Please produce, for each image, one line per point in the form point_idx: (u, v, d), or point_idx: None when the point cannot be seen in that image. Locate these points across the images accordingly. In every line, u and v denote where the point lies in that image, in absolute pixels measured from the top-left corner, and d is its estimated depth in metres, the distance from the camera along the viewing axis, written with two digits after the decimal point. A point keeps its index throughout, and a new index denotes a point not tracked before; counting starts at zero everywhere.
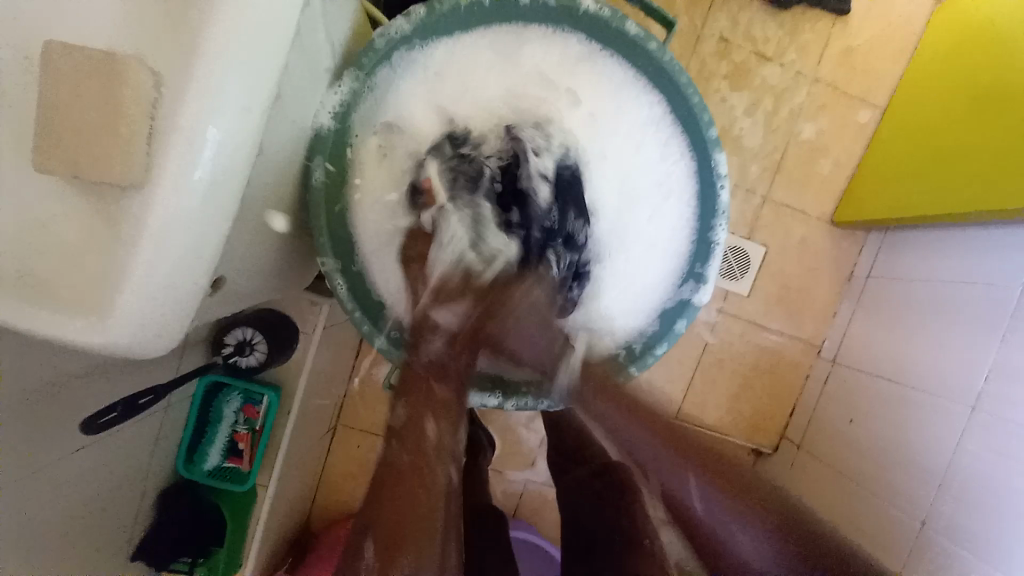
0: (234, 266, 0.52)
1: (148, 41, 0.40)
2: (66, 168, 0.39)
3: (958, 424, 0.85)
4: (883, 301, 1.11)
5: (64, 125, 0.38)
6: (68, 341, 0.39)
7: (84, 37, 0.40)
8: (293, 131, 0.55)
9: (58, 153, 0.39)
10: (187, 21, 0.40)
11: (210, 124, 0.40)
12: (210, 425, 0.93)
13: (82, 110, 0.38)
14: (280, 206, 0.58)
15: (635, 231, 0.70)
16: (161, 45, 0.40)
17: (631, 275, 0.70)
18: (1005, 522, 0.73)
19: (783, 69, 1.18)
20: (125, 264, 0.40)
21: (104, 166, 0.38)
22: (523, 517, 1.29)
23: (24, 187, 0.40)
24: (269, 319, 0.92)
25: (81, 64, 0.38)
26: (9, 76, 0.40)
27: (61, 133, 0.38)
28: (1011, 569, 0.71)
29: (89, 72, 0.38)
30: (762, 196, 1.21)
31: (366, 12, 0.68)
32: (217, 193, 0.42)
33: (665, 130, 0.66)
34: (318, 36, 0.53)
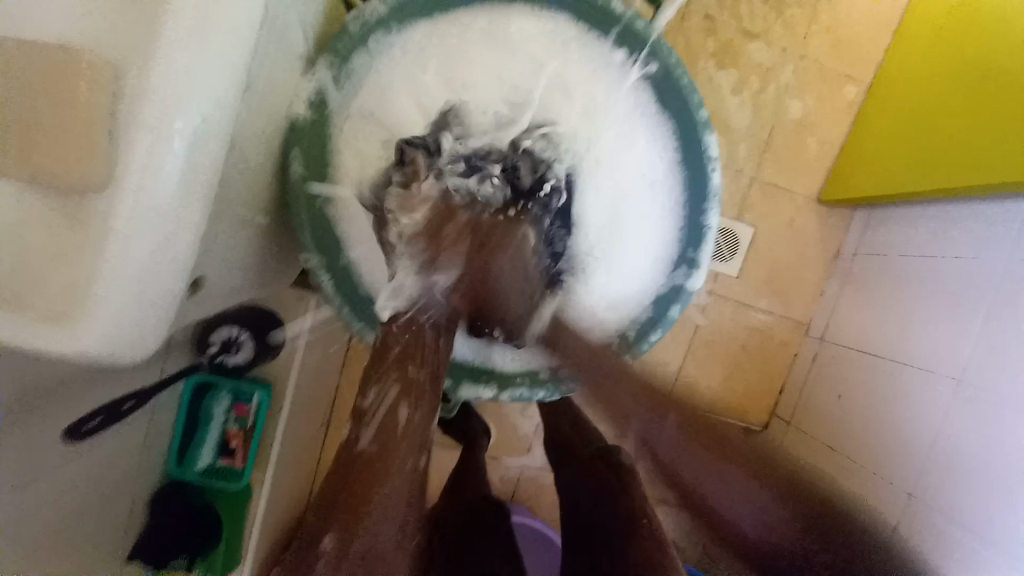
0: (214, 265, 0.50)
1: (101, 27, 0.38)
2: (20, 164, 0.36)
3: (943, 397, 0.86)
4: (870, 277, 1.12)
5: (14, 118, 0.35)
6: (37, 348, 0.37)
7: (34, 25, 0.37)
8: (269, 122, 0.53)
9: (10, 149, 0.36)
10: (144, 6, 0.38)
11: (177, 117, 0.38)
12: (198, 425, 0.90)
13: (35, 102, 0.35)
14: (259, 201, 0.56)
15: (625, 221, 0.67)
16: (117, 31, 0.38)
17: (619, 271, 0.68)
18: (984, 490, 0.75)
19: (770, 46, 1.17)
20: (95, 267, 0.38)
21: (59, 164, 0.36)
22: (520, 502, 1.30)
23: None
24: (254, 316, 0.90)
25: (30, 54, 0.36)
26: None
27: (11, 128, 0.35)
28: (991, 535, 0.73)
29: (40, 62, 0.36)
30: (750, 176, 1.20)
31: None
32: (188, 188, 0.40)
33: (655, 113, 0.64)
34: (291, 21, 0.51)
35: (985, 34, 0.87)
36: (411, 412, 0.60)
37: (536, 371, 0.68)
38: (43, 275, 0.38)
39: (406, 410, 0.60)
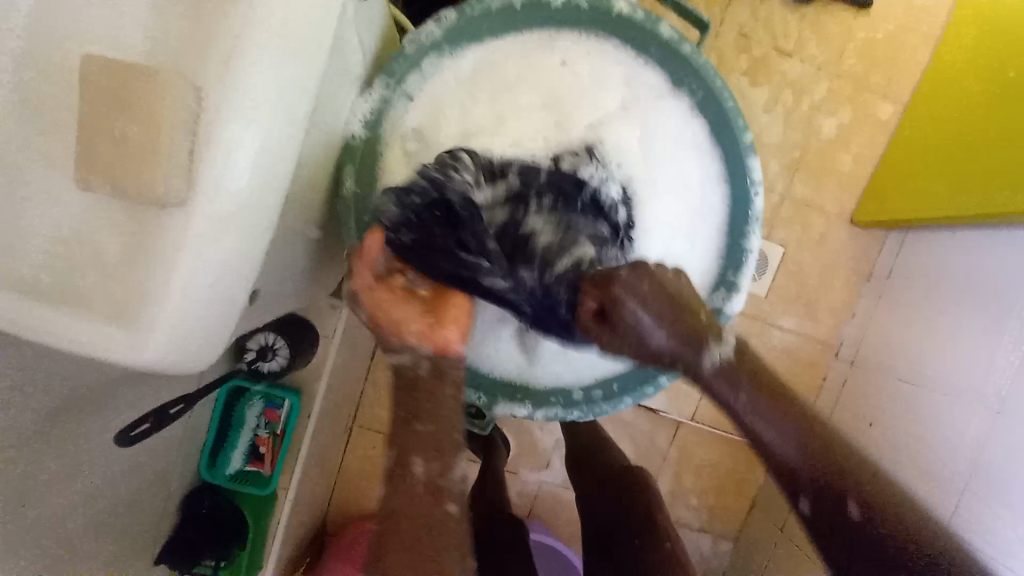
0: (268, 276, 0.51)
1: (184, 50, 0.39)
2: (100, 179, 0.38)
3: (979, 426, 0.83)
4: (903, 300, 1.10)
5: (100, 137, 0.38)
6: (94, 349, 0.39)
7: (120, 48, 0.40)
8: (325, 137, 0.54)
9: (93, 165, 0.38)
10: (220, 26, 0.39)
11: (247, 137, 0.39)
12: (231, 429, 0.93)
13: (120, 121, 0.37)
14: (313, 214, 0.57)
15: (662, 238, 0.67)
16: (194, 56, 0.39)
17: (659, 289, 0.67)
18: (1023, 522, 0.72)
19: (804, 64, 1.16)
20: (160, 277, 0.39)
21: (138, 178, 0.37)
22: (537, 516, 1.28)
23: (53, 194, 0.40)
24: (290, 323, 0.91)
25: (118, 73, 0.38)
26: (37, 80, 0.39)
27: (98, 144, 0.38)
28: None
29: (125, 82, 0.37)
30: (780, 193, 1.19)
31: (393, 16, 0.67)
32: (257, 203, 0.41)
33: (699, 135, 0.65)
34: (352, 42, 0.52)
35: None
36: (426, 465, 0.53)
37: (571, 391, 0.68)
38: (109, 281, 0.40)
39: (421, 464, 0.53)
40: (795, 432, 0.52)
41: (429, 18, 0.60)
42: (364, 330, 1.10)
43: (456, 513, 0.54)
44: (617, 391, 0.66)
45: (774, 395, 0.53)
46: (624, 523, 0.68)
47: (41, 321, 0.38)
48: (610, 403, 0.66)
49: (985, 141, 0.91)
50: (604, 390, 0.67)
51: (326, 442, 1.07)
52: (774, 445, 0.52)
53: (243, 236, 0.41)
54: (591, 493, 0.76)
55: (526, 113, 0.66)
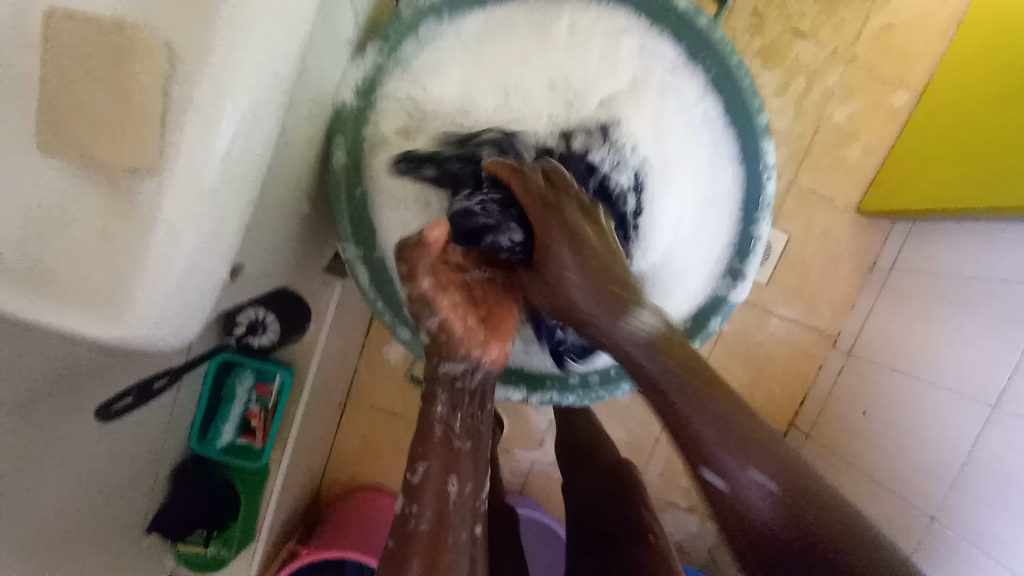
0: (252, 253, 0.49)
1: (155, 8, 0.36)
2: (76, 150, 0.36)
3: (975, 424, 0.83)
4: (905, 293, 1.08)
5: (71, 104, 0.35)
6: (82, 331, 0.37)
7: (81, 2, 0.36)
8: (314, 107, 0.51)
9: (66, 134, 0.36)
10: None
11: (225, 101, 0.36)
12: (221, 404, 0.92)
13: (94, 88, 0.35)
14: (301, 190, 0.55)
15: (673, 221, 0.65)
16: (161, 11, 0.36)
17: (664, 276, 0.65)
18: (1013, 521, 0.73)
19: (818, 46, 1.12)
20: (141, 255, 0.37)
21: (118, 152, 0.36)
22: (528, 496, 1.30)
23: (11, 164, 0.37)
24: (282, 302, 0.89)
25: (89, 36, 0.35)
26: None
27: (70, 113, 0.35)
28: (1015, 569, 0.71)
29: (101, 45, 0.35)
30: (787, 182, 1.16)
31: None
32: (239, 181, 0.39)
33: (713, 115, 0.62)
34: (343, 4, 0.49)
35: None
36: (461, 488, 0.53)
37: (567, 375, 0.67)
38: (86, 259, 0.38)
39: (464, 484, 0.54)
40: (748, 450, 0.44)
41: None
42: (356, 308, 1.08)
43: (479, 536, 0.54)
44: (613, 378, 0.65)
45: (717, 400, 0.45)
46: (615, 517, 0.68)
47: (10, 301, 0.36)
48: (606, 388, 0.65)
49: (998, 132, 0.87)
50: (600, 375, 0.66)
51: (319, 419, 1.06)
52: (726, 465, 0.44)
53: (224, 210, 0.39)
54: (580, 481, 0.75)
55: (533, 87, 0.63)
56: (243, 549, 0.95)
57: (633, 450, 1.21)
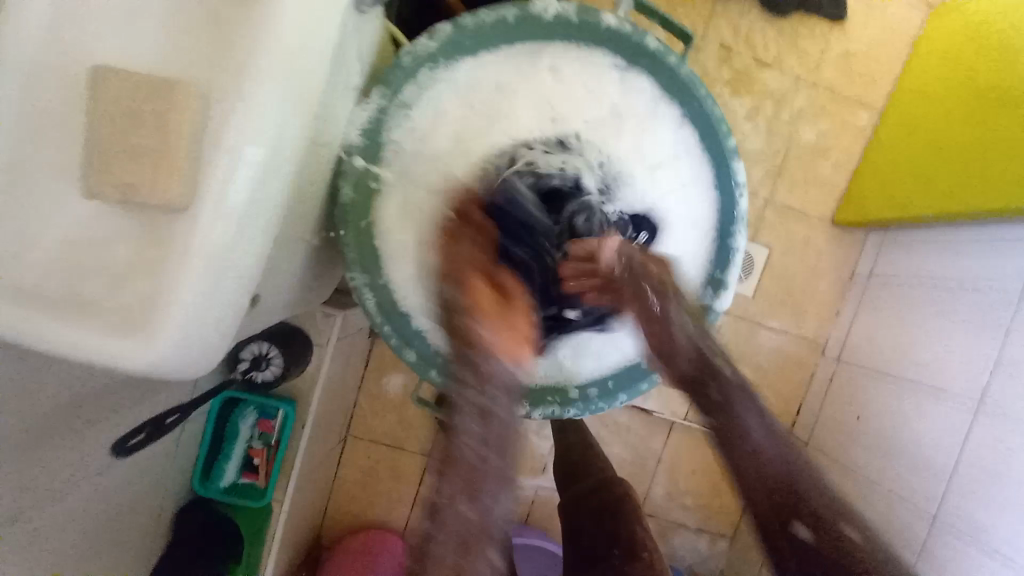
0: (270, 283, 0.52)
1: (195, 61, 0.40)
2: (107, 185, 0.39)
3: (962, 420, 0.87)
4: (885, 299, 1.13)
5: (105, 144, 0.39)
6: (112, 357, 0.39)
7: (132, 60, 0.40)
8: (327, 147, 0.56)
9: (101, 169, 0.39)
10: (230, 40, 0.40)
11: (247, 143, 0.39)
12: (225, 441, 0.92)
13: (124, 120, 0.38)
14: (309, 225, 0.57)
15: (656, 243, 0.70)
16: (193, 66, 0.40)
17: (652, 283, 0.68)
18: (1007, 510, 0.76)
19: (782, 74, 1.20)
20: (168, 282, 0.40)
21: (157, 188, 0.38)
22: (534, 523, 1.28)
23: (55, 200, 0.40)
24: (283, 334, 0.92)
25: (135, 84, 0.38)
26: (32, 90, 0.39)
27: (103, 150, 0.39)
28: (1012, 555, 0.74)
29: (145, 93, 0.38)
30: (764, 199, 1.23)
31: (390, 33, 0.68)
32: (258, 211, 0.42)
33: (690, 142, 0.67)
34: (350, 53, 0.53)
35: (1010, 59, 0.88)
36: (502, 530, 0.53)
37: (567, 389, 0.69)
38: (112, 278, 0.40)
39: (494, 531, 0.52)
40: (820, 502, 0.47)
41: (422, 33, 0.61)
42: (357, 340, 1.10)
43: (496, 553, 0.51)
44: (611, 389, 0.69)
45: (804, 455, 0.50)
46: (606, 540, 0.68)
47: (41, 326, 0.38)
48: (605, 399, 0.69)
49: (967, 143, 0.93)
50: (598, 388, 0.69)
51: (321, 454, 1.06)
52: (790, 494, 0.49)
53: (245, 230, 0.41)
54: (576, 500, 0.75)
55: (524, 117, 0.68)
56: None
57: (635, 466, 1.22)
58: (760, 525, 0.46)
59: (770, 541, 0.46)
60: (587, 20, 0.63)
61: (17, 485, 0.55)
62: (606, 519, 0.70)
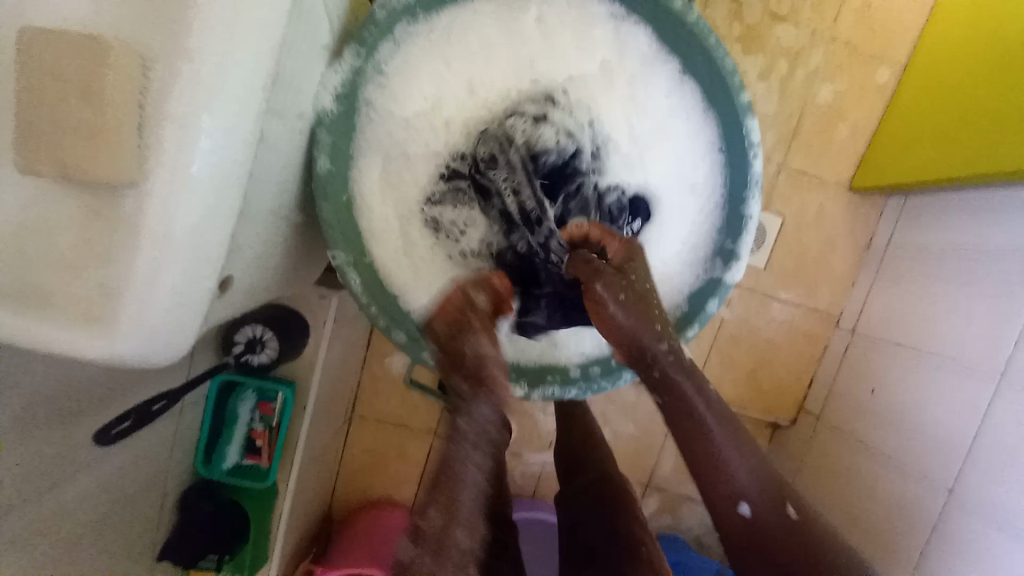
0: (243, 264, 0.49)
1: (132, 18, 0.36)
2: (44, 160, 0.35)
3: (978, 392, 0.83)
4: (904, 268, 1.07)
5: (37, 114, 0.35)
6: (70, 350, 0.37)
7: (63, 20, 0.36)
8: (297, 115, 0.52)
9: (35, 143, 0.35)
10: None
11: (201, 111, 0.36)
12: (225, 425, 0.91)
13: (56, 87, 0.34)
14: (285, 200, 0.54)
15: (657, 215, 0.66)
16: (128, 25, 0.36)
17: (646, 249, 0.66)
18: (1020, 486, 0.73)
19: (798, 28, 1.12)
20: (126, 264, 0.37)
21: (96, 164, 0.35)
22: (542, 499, 1.28)
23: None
24: (277, 315, 0.90)
25: (65, 45, 0.34)
26: None
27: (35, 121, 0.35)
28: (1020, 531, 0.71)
29: (74, 55, 0.34)
30: (777, 164, 1.16)
31: None
32: (222, 186, 0.39)
33: (694, 98, 0.62)
34: (314, 8, 0.49)
35: None
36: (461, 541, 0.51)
37: (568, 368, 0.65)
38: (61, 264, 0.37)
39: (461, 536, 0.51)
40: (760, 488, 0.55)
41: None
42: (355, 321, 1.08)
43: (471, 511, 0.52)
44: (614, 367, 0.63)
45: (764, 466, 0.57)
46: (603, 533, 0.68)
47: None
48: (608, 378, 0.63)
49: (987, 99, 0.87)
50: (601, 365, 0.64)
51: (325, 436, 1.06)
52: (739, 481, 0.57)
53: (211, 206, 0.39)
54: (577, 491, 0.76)
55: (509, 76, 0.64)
56: (256, 570, 0.94)
57: (643, 443, 1.20)
58: (713, 506, 0.57)
59: (724, 528, 0.56)
60: None
61: (4, 478, 0.54)
62: (603, 513, 0.70)
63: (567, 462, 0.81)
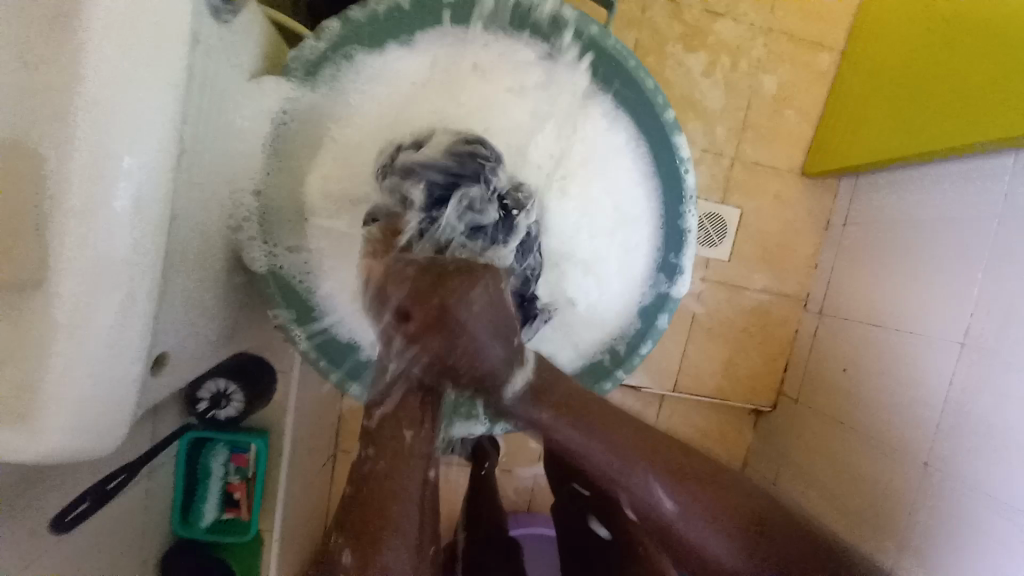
0: (173, 335, 0.49)
1: (8, 104, 0.35)
2: None
3: (947, 362, 0.86)
4: (863, 246, 1.10)
5: None
6: (1, 457, 0.36)
7: None
8: (214, 177, 0.52)
9: None
10: (56, 67, 0.35)
11: (117, 188, 0.36)
12: (199, 482, 0.88)
13: None
14: (216, 260, 0.55)
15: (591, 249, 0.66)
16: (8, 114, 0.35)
17: (586, 285, 0.66)
18: (998, 451, 0.75)
19: (736, 23, 1.14)
20: (43, 363, 0.36)
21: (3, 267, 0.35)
22: (537, 510, 1.28)
23: None
24: (241, 365, 0.87)
25: None
26: None
27: None
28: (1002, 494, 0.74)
29: None
30: (731, 157, 1.18)
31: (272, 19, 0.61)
32: (136, 250, 0.38)
33: (626, 127, 0.62)
34: (223, 70, 0.49)
35: None
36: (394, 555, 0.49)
37: None
38: None
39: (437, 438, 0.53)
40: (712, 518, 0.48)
41: (308, 33, 0.56)
42: None
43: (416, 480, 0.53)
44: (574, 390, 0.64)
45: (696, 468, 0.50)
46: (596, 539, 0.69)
47: None
48: None
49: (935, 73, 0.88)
50: None
51: (307, 476, 1.04)
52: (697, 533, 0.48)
53: (128, 291, 0.38)
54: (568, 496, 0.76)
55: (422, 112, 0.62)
56: None
57: None
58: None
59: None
60: None
61: None
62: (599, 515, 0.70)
63: (557, 470, 0.81)
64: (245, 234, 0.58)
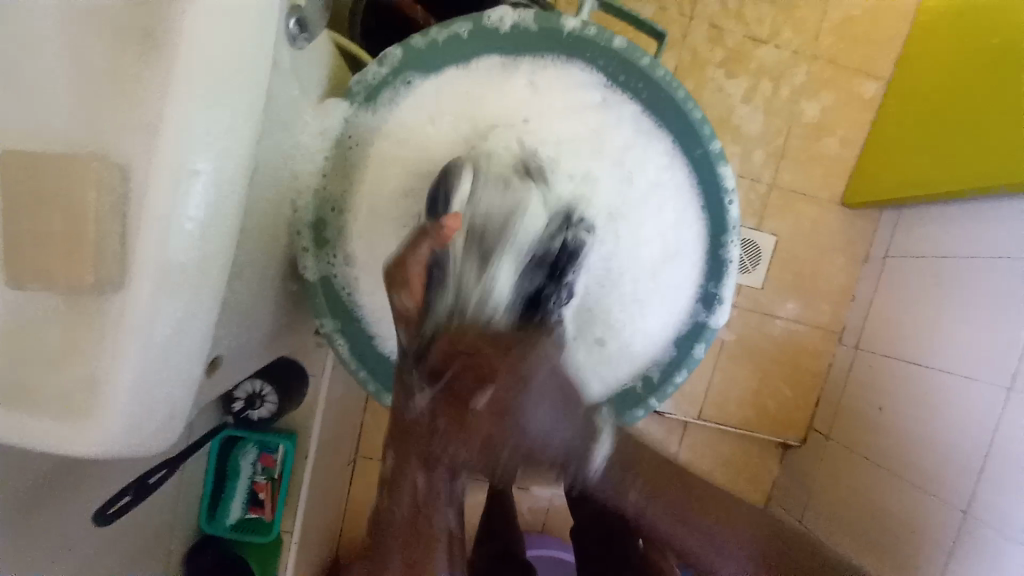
0: (228, 341, 0.51)
1: (104, 121, 0.39)
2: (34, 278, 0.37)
3: (991, 407, 0.82)
4: (906, 280, 1.06)
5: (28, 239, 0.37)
6: (65, 448, 0.38)
7: (42, 135, 0.39)
8: (276, 193, 0.54)
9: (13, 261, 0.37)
10: (145, 90, 0.39)
11: (190, 203, 0.38)
12: (228, 480, 0.91)
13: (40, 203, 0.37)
14: (273, 266, 0.58)
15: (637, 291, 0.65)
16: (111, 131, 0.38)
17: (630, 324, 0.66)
18: None
19: (779, 50, 1.14)
20: (113, 362, 0.38)
21: (74, 274, 0.37)
22: (551, 531, 1.26)
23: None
24: (278, 370, 0.91)
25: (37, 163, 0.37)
26: None
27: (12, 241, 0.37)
28: None
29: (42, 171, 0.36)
30: (767, 182, 1.16)
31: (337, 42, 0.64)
32: (206, 257, 0.40)
33: (672, 162, 0.63)
34: (291, 91, 0.52)
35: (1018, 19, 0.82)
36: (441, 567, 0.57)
37: None
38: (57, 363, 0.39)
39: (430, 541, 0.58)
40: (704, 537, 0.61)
41: (373, 58, 0.58)
42: None
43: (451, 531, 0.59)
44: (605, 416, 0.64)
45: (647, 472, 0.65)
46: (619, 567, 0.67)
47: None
48: None
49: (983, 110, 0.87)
50: None
51: (328, 480, 1.05)
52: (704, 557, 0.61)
53: (195, 299, 0.40)
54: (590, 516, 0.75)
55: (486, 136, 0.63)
56: None
57: None
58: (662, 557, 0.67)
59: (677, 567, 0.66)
60: (548, 23, 0.59)
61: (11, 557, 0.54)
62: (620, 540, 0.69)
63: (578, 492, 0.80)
64: (300, 243, 0.61)
